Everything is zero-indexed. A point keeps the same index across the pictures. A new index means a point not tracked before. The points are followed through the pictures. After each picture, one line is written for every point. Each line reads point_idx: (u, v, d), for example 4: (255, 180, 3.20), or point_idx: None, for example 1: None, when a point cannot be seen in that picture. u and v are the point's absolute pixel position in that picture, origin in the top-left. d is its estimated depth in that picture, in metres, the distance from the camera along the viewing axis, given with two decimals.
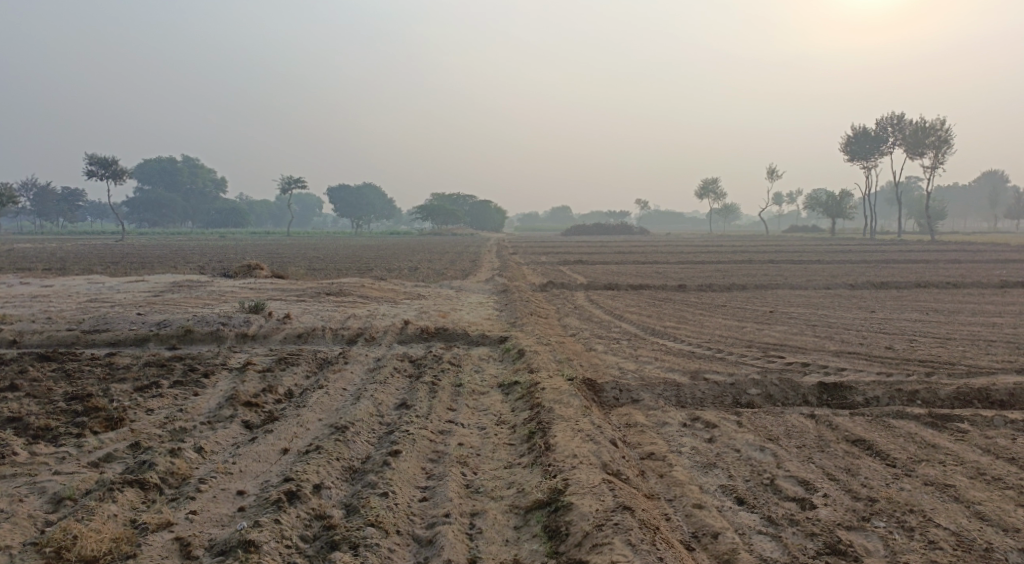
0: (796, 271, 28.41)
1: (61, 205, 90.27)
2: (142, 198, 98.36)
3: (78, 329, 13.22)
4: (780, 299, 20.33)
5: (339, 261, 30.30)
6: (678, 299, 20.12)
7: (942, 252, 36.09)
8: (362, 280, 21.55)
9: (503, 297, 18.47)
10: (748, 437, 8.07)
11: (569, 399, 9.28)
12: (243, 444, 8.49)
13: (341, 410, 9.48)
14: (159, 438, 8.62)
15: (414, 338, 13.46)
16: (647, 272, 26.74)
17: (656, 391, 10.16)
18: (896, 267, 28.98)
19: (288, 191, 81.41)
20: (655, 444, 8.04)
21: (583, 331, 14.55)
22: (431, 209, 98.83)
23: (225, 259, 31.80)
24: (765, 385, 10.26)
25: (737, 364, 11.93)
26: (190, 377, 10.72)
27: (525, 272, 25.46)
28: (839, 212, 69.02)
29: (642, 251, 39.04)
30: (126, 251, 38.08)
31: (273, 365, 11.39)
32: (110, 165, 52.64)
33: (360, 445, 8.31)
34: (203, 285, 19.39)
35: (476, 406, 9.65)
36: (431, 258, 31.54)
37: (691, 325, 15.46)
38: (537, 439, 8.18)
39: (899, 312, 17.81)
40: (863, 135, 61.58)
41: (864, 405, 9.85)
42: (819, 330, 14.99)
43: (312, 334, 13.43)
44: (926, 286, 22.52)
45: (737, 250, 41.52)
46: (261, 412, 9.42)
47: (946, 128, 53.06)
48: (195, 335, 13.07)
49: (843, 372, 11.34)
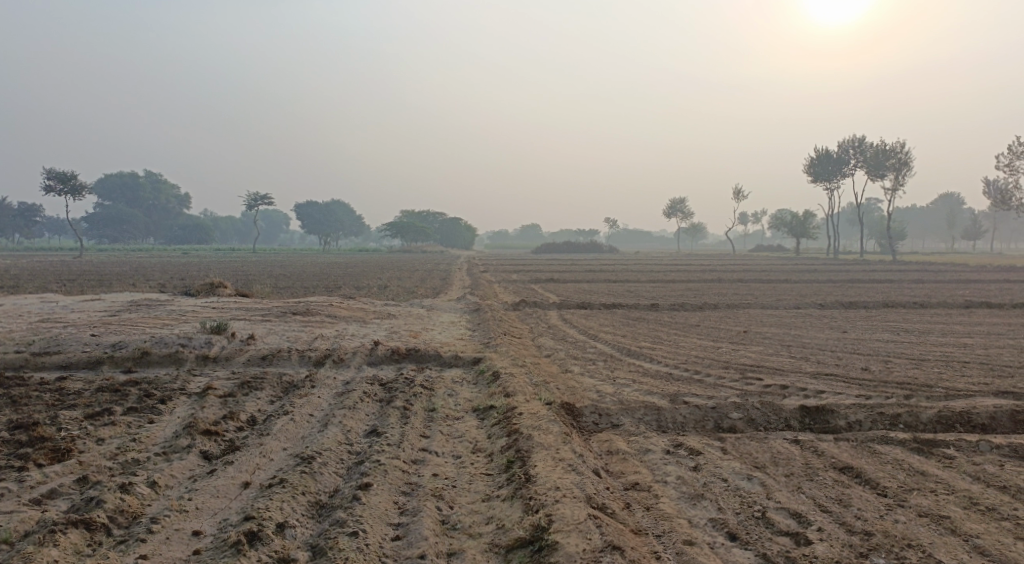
0: (764, 290, 28.41)
1: (18, 220, 88.34)
2: (103, 213, 96.71)
3: (28, 351, 12.67)
4: (752, 319, 20.19)
5: (306, 279, 29.77)
6: (650, 318, 19.90)
7: (906, 272, 36.36)
8: (330, 298, 21.10)
9: (475, 316, 18.14)
10: (735, 465, 7.80)
11: (547, 424, 8.96)
12: (200, 477, 8.08)
13: (307, 438, 9.07)
14: (110, 471, 8.21)
15: (384, 359, 13.07)
16: (617, 291, 26.52)
17: (636, 415, 9.87)
18: (863, 287, 29.08)
19: (253, 207, 80.49)
20: (638, 474, 7.75)
21: (557, 352, 14.24)
22: (398, 227, 98.25)
23: (188, 276, 31.13)
24: (746, 409, 10.00)
25: (716, 386, 11.68)
26: (146, 403, 10.26)
27: (496, 291, 25.15)
28: (803, 232, 69.61)
29: (612, 270, 38.89)
30: (85, 267, 37.17)
31: (236, 389, 10.93)
32: (69, 180, 51.66)
33: (328, 478, 7.92)
34: (163, 304, 18.82)
35: (451, 432, 9.28)
36: (398, 277, 31.08)
37: (667, 346, 15.21)
38: (515, 470, 7.84)
39: (872, 332, 17.72)
40: (825, 157, 62.24)
41: (847, 429, 9.63)
42: (794, 350, 14.81)
43: (277, 355, 12.98)
44: (894, 306, 22.50)
45: (704, 270, 41.52)
46: (221, 442, 9.00)
47: (907, 150, 53.75)
48: (153, 358, 12.58)
49: (823, 394, 11.13)
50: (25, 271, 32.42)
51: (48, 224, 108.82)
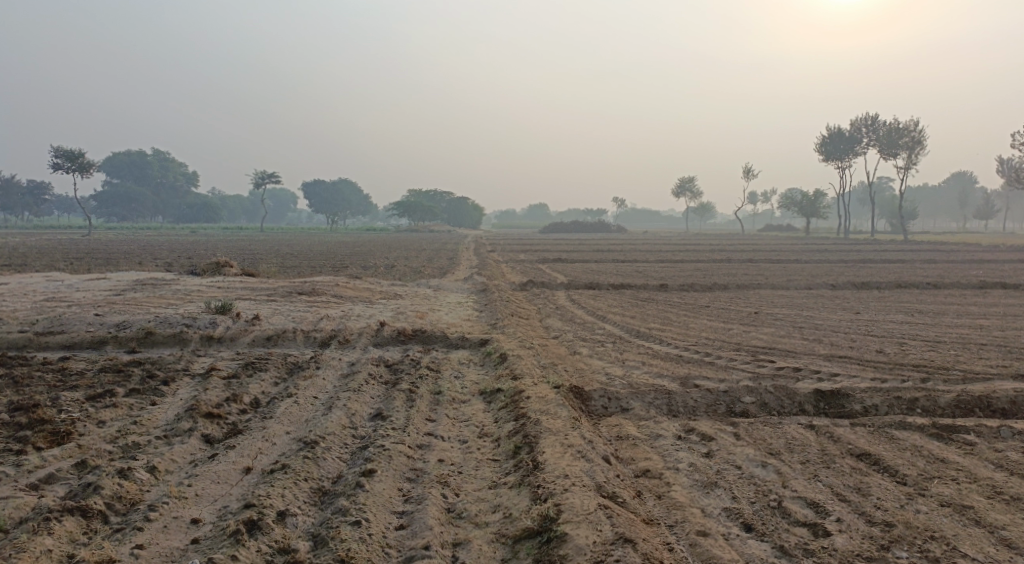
0: (775, 270, 28.08)
1: (28, 198, 88.32)
2: (111, 192, 96.58)
3: (32, 330, 12.49)
4: (763, 300, 19.91)
5: (313, 259, 29.58)
6: (659, 299, 19.63)
7: (919, 252, 35.92)
8: (336, 277, 20.89)
9: (482, 297, 17.91)
10: (749, 452, 7.57)
11: (555, 408, 8.73)
12: (201, 462, 7.89)
13: (311, 421, 8.87)
14: (109, 455, 8.02)
15: (390, 340, 12.85)
16: (626, 271, 26.23)
17: (646, 399, 9.64)
18: (875, 267, 28.75)
19: (260, 186, 80.16)
20: (649, 460, 7.53)
21: (566, 333, 14.01)
22: (406, 206, 97.82)
23: (195, 255, 30.93)
24: (759, 393, 9.75)
25: (728, 369, 11.43)
26: (148, 384, 10.07)
27: (503, 270, 24.90)
28: (813, 211, 69.08)
29: (620, 250, 38.60)
30: (93, 245, 37.02)
31: (239, 371, 10.73)
32: (77, 158, 51.42)
33: (331, 464, 7.72)
34: (168, 283, 18.62)
35: (457, 416, 9.07)
36: (406, 256, 30.84)
37: (677, 328, 14.94)
38: (522, 456, 7.63)
39: (885, 313, 17.42)
40: (836, 135, 61.57)
41: (863, 414, 9.38)
42: (807, 332, 14.54)
43: (282, 336, 12.77)
44: (908, 287, 22.17)
45: (714, 249, 41.18)
46: (224, 425, 8.80)
47: (920, 129, 53.10)
48: (157, 338, 12.40)
49: (838, 377, 10.87)
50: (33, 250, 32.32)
51: (58, 202, 108.96)
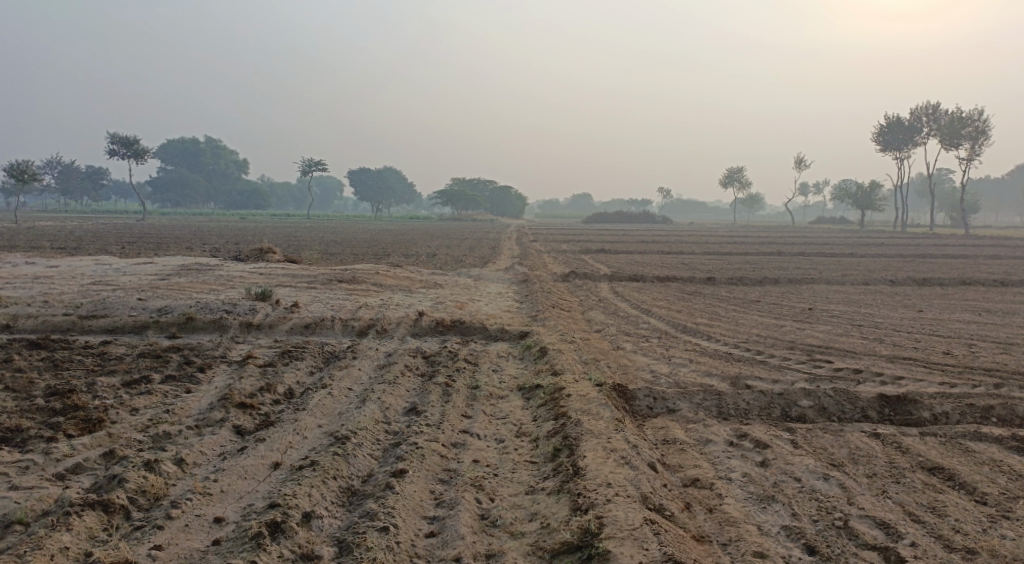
0: (829, 264, 27.20)
1: (85, 183, 89.96)
2: (165, 178, 97.91)
3: (75, 314, 12.30)
4: (818, 295, 19.15)
5: (357, 246, 29.35)
6: (707, 293, 18.96)
7: (980, 246, 34.61)
8: (378, 266, 20.56)
9: (525, 287, 17.43)
10: (809, 462, 7.00)
11: (598, 408, 8.22)
12: (229, 456, 7.52)
13: (344, 414, 8.48)
14: (138, 445, 7.69)
15: (429, 331, 12.45)
16: (673, 263, 25.52)
17: (695, 399, 9.10)
18: (935, 262, 27.68)
19: (309, 173, 80.48)
20: (699, 468, 7.01)
21: (609, 327, 13.49)
22: (452, 195, 97.66)
23: (241, 241, 30.85)
24: (817, 396, 9.17)
25: (781, 369, 10.83)
26: (184, 372, 9.77)
27: (547, 261, 24.42)
28: (868, 204, 67.41)
29: (668, 241, 37.81)
30: (142, 230, 37.22)
31: (275, 359, 10.39)
32: (133, 144, 52.02)
33: (362, 461, 7.32)
34: (212, 268, 18.43)
35: (495, 413, 8.62)
36: (450, 245, 30.50)
37: (727, 324, 14.33)
38: (562, 460, 7.15)
39: (949, 312, 16.60)
40: (894, 125, 59.90)
41: (931, 422, 8.75)
42: (866, 331, 13.83)
43: (321, 324, 12.42)
44: (971, 284, 21.17)
45: (763, 241, 40.15)
46: (256, 416, 8.44)
47: (983, 119, 51.23)
48: (197, 323, 12.14)
49: (901, 382, 10.22)
50: (87, 234, 32.63)
51: (112, 188, 110.88)
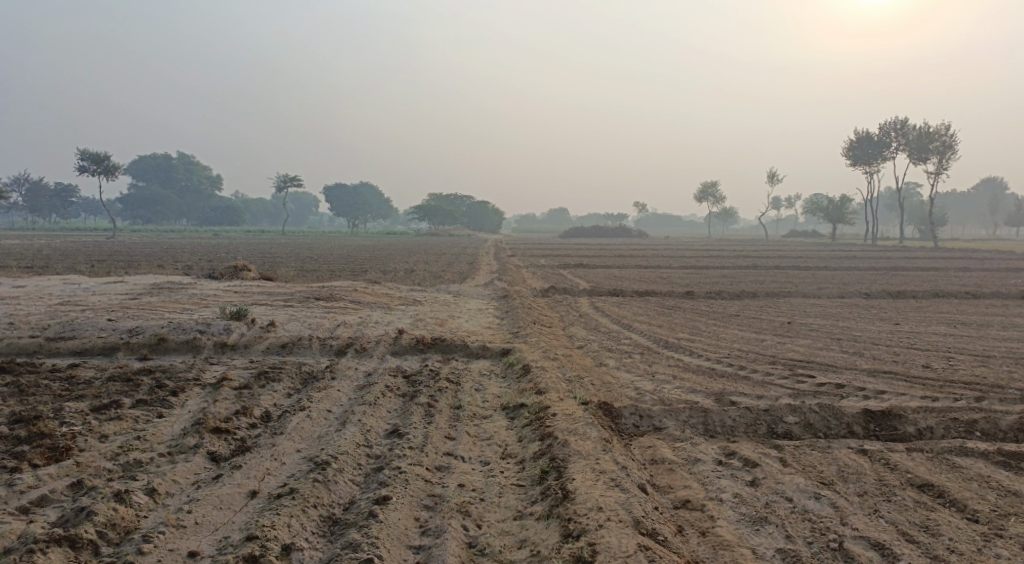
0: (805, 277, 27.29)
1: (55, 201, 88.80)
2: (136, 195, 96.88)
3: (43, 336, 12.01)
4: (796, 309, 19.16)
5: (334, 262, 29.11)
6: (686, 307, 18.91)
7: (951, 258, 34.92)
8: (355, 282, 20.35)
9: (504, 303, 17.30)
10: (799, 481, 6.92)
11: (584, 427, 8.08)
12: (204, 484, 7.32)
13: (324, 438, 8.29)
14: (109, 474, 7.47)
15: (409, 349, 12.27)
16: (650, 277, 25.49)
17: (680, 417, 9.00)
18: (909, 274, 27.85)
19: (283, 189, 79.83)
20: (689, 488, 6.92)
21: (590, 343, 13.39)
22: (427, 210, 97.41)
23: (215, 258, 30.47)
24: (803, 412, 9.10)
25: (765, 384, 10.76)
26: (157, 395, 9.52)
27: (525, 276, 24.30)
28: (840, 217, 67.98)
29: (644, 255, 37.84)
30: (114, 248, 36.71)
31: (252, 381, 10.16)
32: (104, 161, 51.37)
33: (343, 488, 7.15)
34: (185, 287, 18.13)
35: (478, 434, 8.46)
36: (427, 260, 30.33)
37: (707, 338, 14.26)
38: (550, 483, 7.02)
39: (926, 324, 16.65)
40: (865, 139, 60.49)
41: (917, 437, 8.72)
42: (846, 345, 13.81)
43: (298, 343, 12.21)
44: (946, 297, 21.27)
45: (739, 254, 40.31)
46: (231, 442, 8.23)
47: (951, 134, 51.83)
48: (170, 344, 11.90)
49: (885, 396, 10.18)
50: (56, 252, 32.17)
51: (83, 206, 109.56)
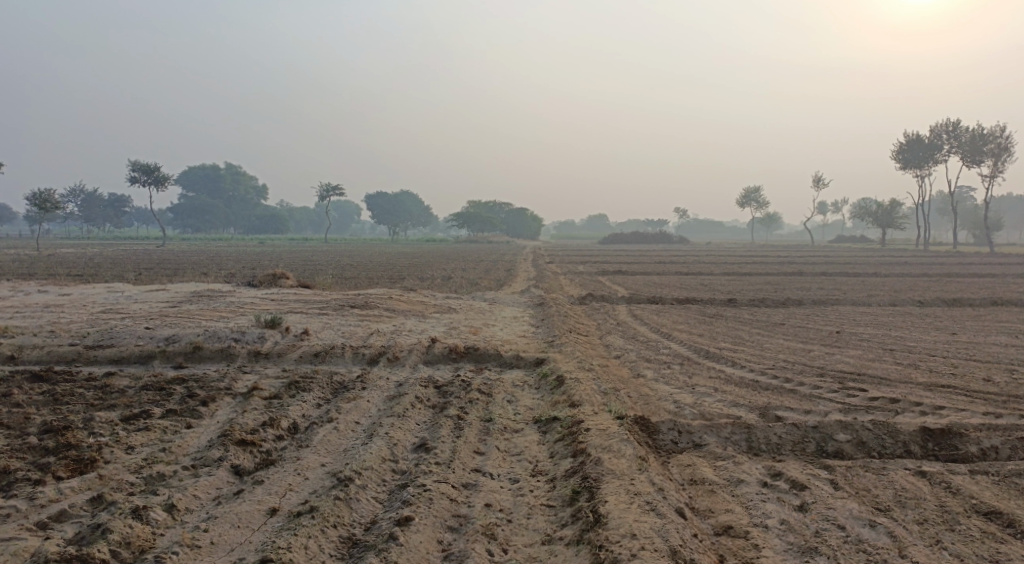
0: (853, 284, 26.54)
1: (106, 210, 90.37)
2: (185, 204, 98.20)
3: (81, 343, 11.85)
4: (844, 317, 18.51)
5: (373, 270, 28.91)
6: (730, 316, 18.34)
7: (1006, 265, 33.88)
8: (391, 290, 20.09)
9: (541, 311, 16.89)
10: (852, 506, 6.45)
11: (619, 443, 7.62)
12: (224, 500, 7.01)
13: (350, 451, 7.90)
14: (129, 488, 7.18)
15: (442, 359, 11.90)
16: (693, 284, 24.89)
17: (723, 433, 8.52)
18: (962, 281, 26.99)
19: (326, 198, 80.23)
20: (731, 513, 6.48)
21: (629, 353, 12.92)
22: (468, 217, 97.12)
23: (257, 266, 30.46)
24: (855, 430, 8.57)
25: (813, 398, 10.23)
26: (186, 405, 9.20)
27: (564, 283, 23.85)
28: (888, 222, 66.52)
29: (687, 261, 37.20)
30: (158, 256, 36.95)
31: (282, 391, 9.81)
32: (152, 172, 51.92)
33: (366, 506, 6.81)
34: (223, 295, 17.99)
35: (509, 449, 8.04)
36: (465, 267, 30.01)
37: (751, 348, 13.71)
38: (581, 505, 6.60)
39: (983, 334, 15.95)
40: (915, 142, 59.08)
41: (980, 458, 8.17)
42: (898, 356, 13.19)
43: (330, 352, 11.91)
44: (1003, 305, 20.42)
45: (783, 261, 39.49)
46: (256, 454, 7.87)
47: (1006, 136, 50.42)
48: (204, 353, 11.66)
49: (942, 412, 9.62)
50: (104, 260, 32.42)
51: (133, 215, 111.47)
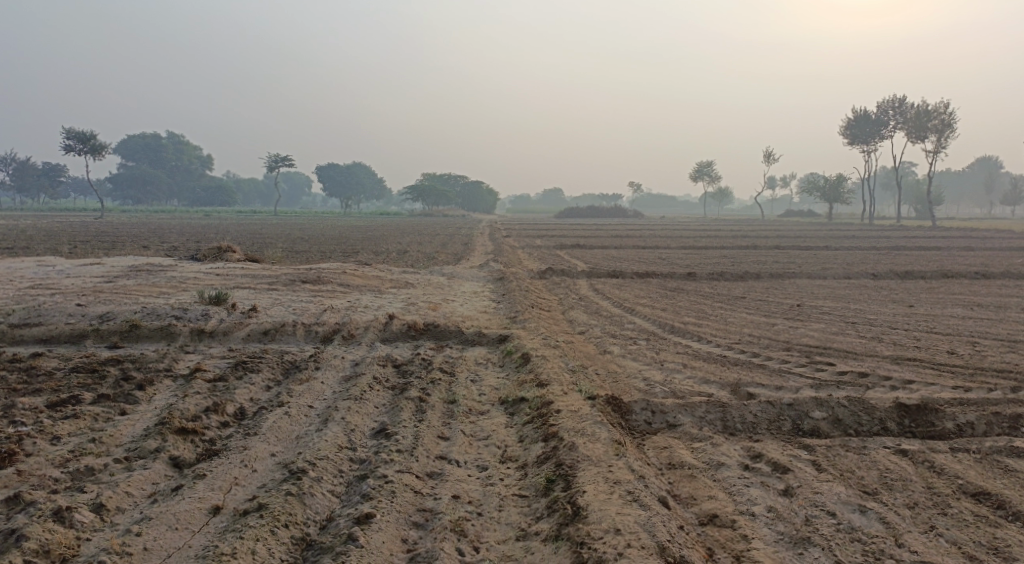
0: (807, 257, 26.53)
1: (43, 181, 87.35)
2: (126, 175, 95.43)
3: (6, 322, 11.08)
4: (803, 291, 18.37)
5: (323, 244, 28.14)
6: (690, 289, 18.09)
7: (950, 238, 34.28)
8: (344, 264, 19.45)
9: (500, 286, 16.44)
10: (840, 491, 6.28)
11: (593, 426, 7.25)
12: (161, 497, 6.48)
13: (303, 439, 7.39)
14: (53, 485, 6.60)
15: (400, 336, 11.40)
16: (650, 258, 24.62)
17: (696, 412, 8.19)
18: (912, 254, 27.15)
19: (274, 169, 78.38)
20: (715, 501, 6.23)
21: (593, 328, 12.54)
22: (421, 190, 95.89)
23: (202, 239, 29.48)
24: (831, 407, 8.29)
25: (783, 374, 9.96)
26: (121, 389, 8.58)
27: (521, 257, 23.43)
28: (836, 197, 67.16)
29: (641, 234, 36.93)
30: (99, 228, 35.60)
31: (228, 373, 9.23)
32: (90, 139, 50.19)
33: (321, 501, 6.35)
34: (165, 269, 17.19)
35: (475, 433, 7.60)
36: (419, 241, 29.41)
37: (716, 323, 13.44)
38: (556, 495, 6.27)
39: (940, 306, 15.90)
40: (862, 118, 59.57)
41: (957, 434, 7.96)
42: (862, 329, 13.01)
43: (281, 330, 11.33)
44: (956, 277, 20.45)
45: (736, 235, 39.46)
46: (198, 444, 7.31)
47: (950, 112, 50.94)
48: (142, 331, 10.99)
49: (914, 386, 9.42)
50: (40, 232, 31.13)
51: (71, 185, 108.05)
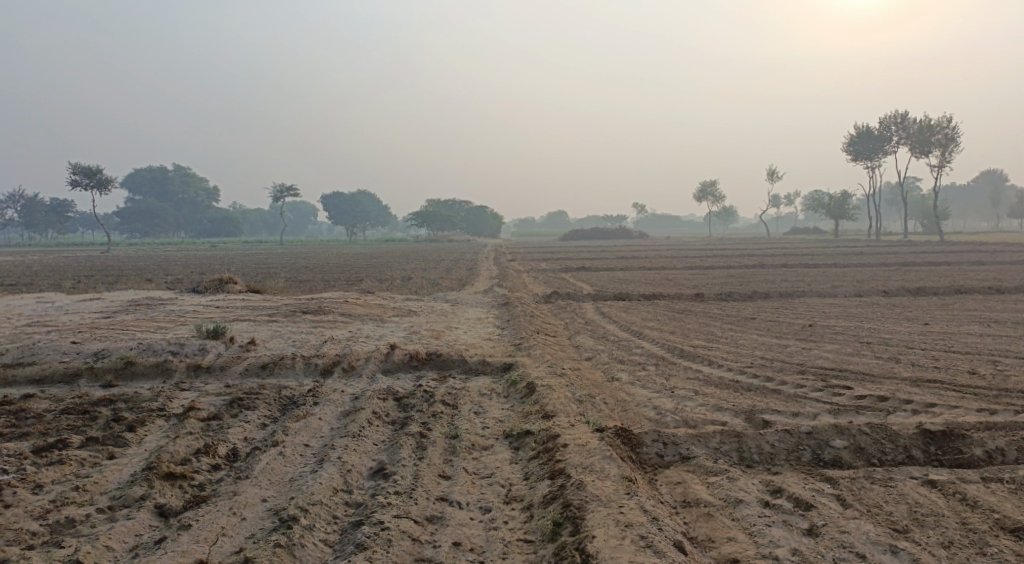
0: (816, 275, 26.14)
1: (49, 215, 87.38)
2: (131, 208, 95.54)
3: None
4: (814, 309, 17.97)
5: (327, 272, 27.84)
6: (698, 311, 17.69)
7: (960, 252, 33.81)
8: (346, 293, 19.12)
9: (505, 311, 16.08)
10: (868, 529, 5.90)
11: (602, 462, 6.86)
12: (143, 552, 6.12)
13: (296, 482, 7.01)
14: (30, 540, 6.25)
15: (401, 367, 11.03)
16: (657, 279, 24.25)
17: (711, 442, 7.79)
18: (922, 269, 26.72)
19: (279, 198, 78.30)
20: (734, 544, 5.85)
21: (601, 354, 12.15)
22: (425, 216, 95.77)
23: (205, 270, 29.22)
24: (852, 434, 7.88)
25: (800, 399, 9.55)
26: (110, 431, 8.22)
27: (526, 281, 23.07)
28: (842, 214, 66.75)
29: (647, 255, 36.61)
30: (103, 262, 35.42)
31: (222, 411, 8.86)
32: (93, 173, 50.14)
33: (313, 552, 5.99)
34: (164, 303, 16.88)
35: (479, 471, 7.21)
36: (423, 267, 29.12)
37: (727, 345, 13.03)
38: (564, 541, 5.89)
39: (955, 323, 15.48)
40: (865, 134, 59.30)
41: (986, 462, 7.55)
42: (878, 349, 12.60)
43: (279, 364, 10.96)
44: (969, 293, 20.01)
45: (742, 254, 39.08)
46: (187, 489, 6.95)
47: (953, 126, 50.58)
48: (136, 369, 10.63)
49: (937, 410, 9.00)
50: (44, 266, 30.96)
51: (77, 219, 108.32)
